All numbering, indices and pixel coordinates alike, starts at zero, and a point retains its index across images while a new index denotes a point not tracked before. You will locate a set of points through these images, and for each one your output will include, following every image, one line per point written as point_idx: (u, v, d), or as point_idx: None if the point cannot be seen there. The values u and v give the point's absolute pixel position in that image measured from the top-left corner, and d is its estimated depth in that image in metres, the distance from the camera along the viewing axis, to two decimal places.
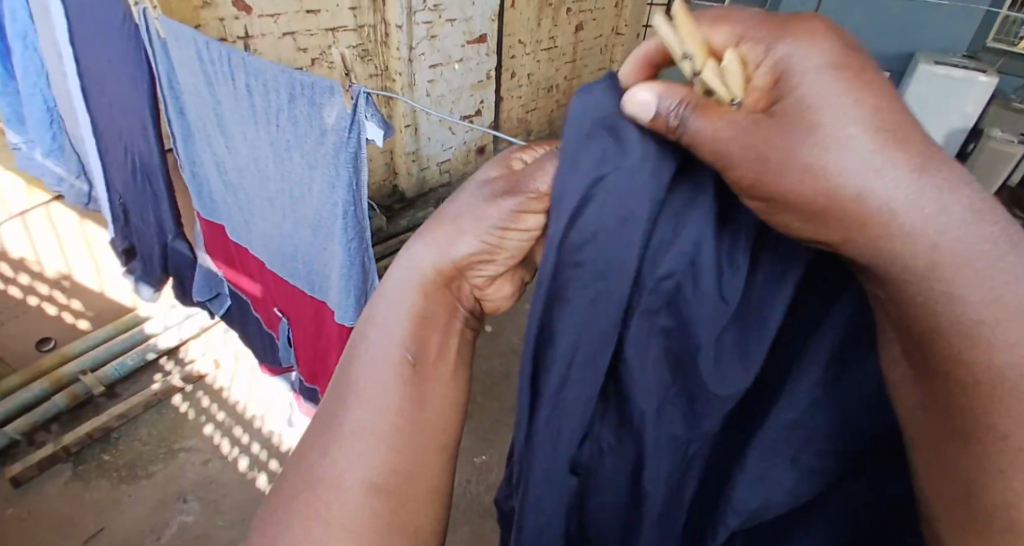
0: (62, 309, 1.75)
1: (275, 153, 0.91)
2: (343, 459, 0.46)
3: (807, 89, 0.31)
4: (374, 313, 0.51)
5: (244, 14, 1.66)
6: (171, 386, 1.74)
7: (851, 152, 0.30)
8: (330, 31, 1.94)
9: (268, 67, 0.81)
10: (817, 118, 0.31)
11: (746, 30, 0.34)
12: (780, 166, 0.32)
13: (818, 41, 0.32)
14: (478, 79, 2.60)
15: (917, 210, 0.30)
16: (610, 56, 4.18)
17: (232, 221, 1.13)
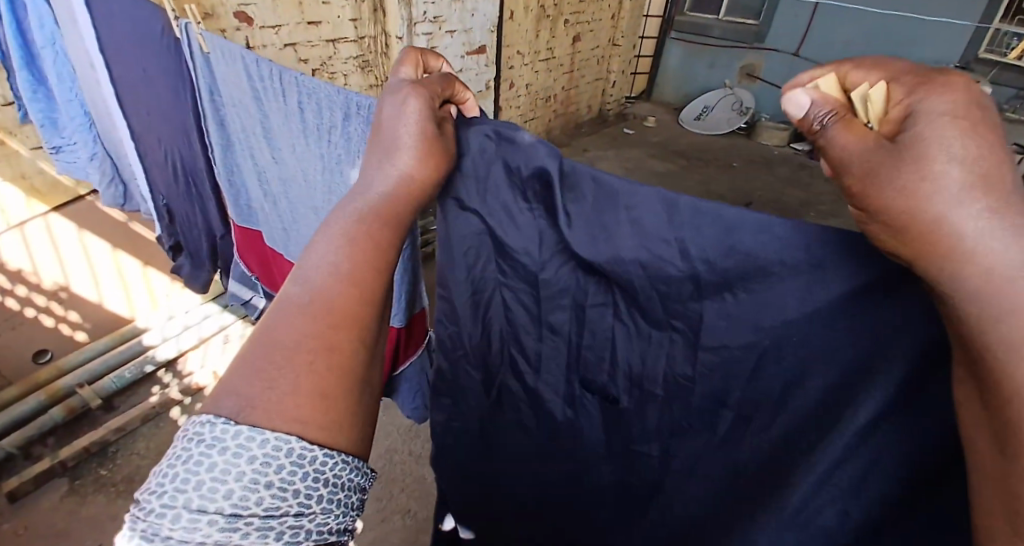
0: (60, 321, 1.65)
1: (325, 166, 0.89)
2: (293, 295, 0.49)
3: (932, 125, 0.35)
4: (319, 239, 0.52)
5: (246, 25, 1.64)
6: (169, 398, 1.75)
7: (952, 191, 0.33)
8: (332, 42, 1.95)
9: (325, 85, 0.80)
10: (933, 151, 0.34)
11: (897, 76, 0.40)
12: (892, 187, 0.35)
13: (960, 91, 0.35)
14: (477, 89, 2.71)
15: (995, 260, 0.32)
16: (606, 66, 4.23)
17: (269, 227, 1.10)
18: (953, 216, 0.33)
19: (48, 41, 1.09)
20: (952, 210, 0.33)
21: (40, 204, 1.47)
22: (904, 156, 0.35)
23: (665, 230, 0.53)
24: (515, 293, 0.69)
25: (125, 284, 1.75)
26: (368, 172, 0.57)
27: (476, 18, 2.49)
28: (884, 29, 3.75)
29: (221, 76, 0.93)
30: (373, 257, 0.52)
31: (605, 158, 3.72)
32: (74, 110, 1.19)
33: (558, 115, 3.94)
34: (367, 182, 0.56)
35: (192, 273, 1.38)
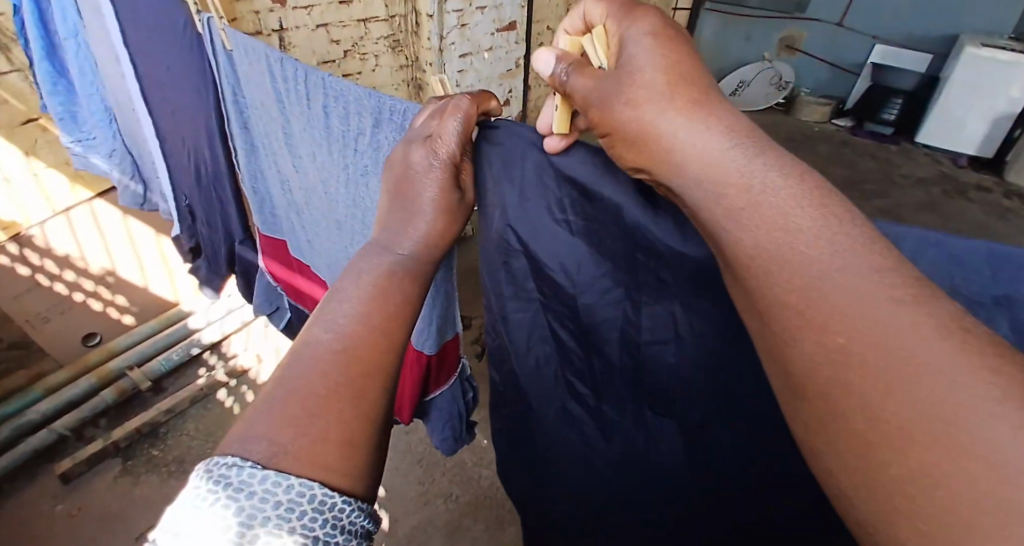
0: (108, 305, 1.69)
1: (348, 177, 0.86)
2: (322, 340, 0.48)
3: (633, 52, 0.49)
4: (341, 288, 0.54)
5: (279, 6, 1.62)
6: (215, 381, 1.78)
7: (652, 99, 0.46)
8: (362, 22, 1.91)
9: (353, 87, 0.77)
10: (639, 69, 0.48)
11: (610, 11, 0.53)
12: (619, 99, 0.48)
13: (648, 22, 0.50)
14: (506, 67, 2.56)
15: (709, 149, 0.42)
16: None
17: (293, 236, 1.08)
18: (661, 122, 0.45)
19: (71, 33, 1.06)
20: (656, 118, 0.46)
21: (84, 190, 1.49)
22: (618, 78, 0.49)
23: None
24: (557, 315, 0.71)
25: (171, 270, 1.80)
26: (394, 224, 0.60)
27: None
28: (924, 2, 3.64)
29: (244, 76, 0.89)
30: (390, 308, 0.52)
31: None
32: (94, 104, 1.16)
33: None
34: (389, 233, 0.59)
35: (207, 276, 1.36)
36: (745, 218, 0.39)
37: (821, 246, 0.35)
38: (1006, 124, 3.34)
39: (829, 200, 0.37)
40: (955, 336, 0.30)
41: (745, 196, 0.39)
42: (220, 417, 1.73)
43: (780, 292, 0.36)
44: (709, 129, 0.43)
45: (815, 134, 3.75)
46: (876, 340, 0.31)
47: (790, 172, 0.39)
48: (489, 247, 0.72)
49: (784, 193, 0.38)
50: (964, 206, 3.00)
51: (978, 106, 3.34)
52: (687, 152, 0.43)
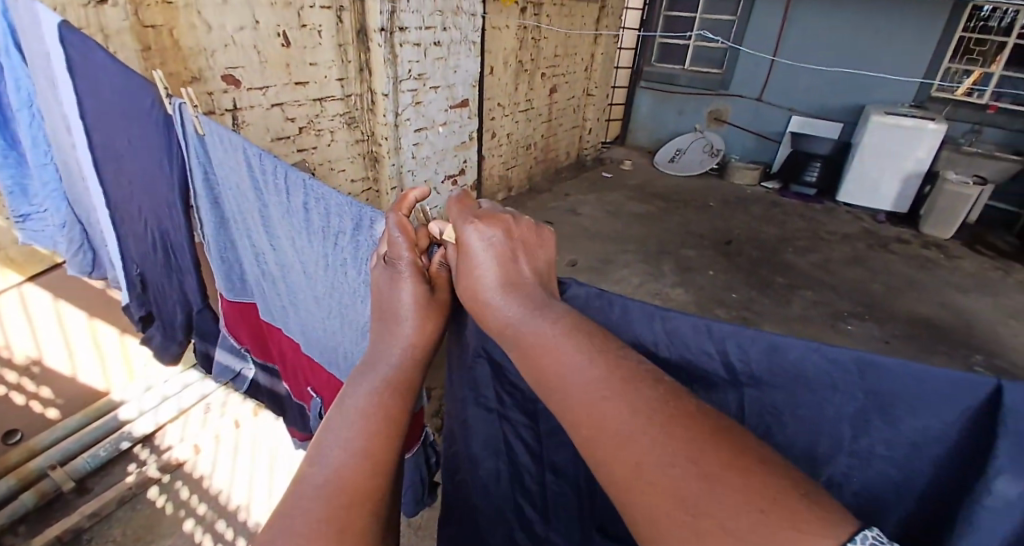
0: (31, 398, 1.54)
1: (327, 263, 0.88)
2: (312, 477, 0.44)
3: (467, 250, 0.54)
4: (332, 420, 0.49)
5: (233, 88, 1.64)
6: (147, 477, 1.62)
7: (481, 290, 0.52)
8: (317, 101, 1.97)
9: (334, 194, 0.83)
10: (470, 267, 0.53)
11: (456, 213, 0.57)
12: (462, 286, 0.55)
13: (480, 225, 0.54)
14: (460, 140, 2.78)
15: (512, 321, 0.49)
16: (582, 115, 4.40)
17: (265, 302, 1.05)
18: (487, 309, 0.51)
19: (24, 103, 1.01)
20: (482, 302, 0.52)
21: (14, 274, 1.39)
22: (461, 266, 0.55)
23: (706, 343, 0.56)
24: (515, 425, 0.72)
25: (101, 353, 1.67)
26: (379, 341, 0.58)
27: (458, 73, 2.59)
28: (830, 79, 4.09)
29: (217, 161, 0.90)
30: (384, 427, 0.49)
31: (587, 202, 3.80)
32: (47, 175, 1.09)
33: (539, 162, 4.02)
34: (375, 353, 0.57)
35: (162, 345, 1.22)
36: (524, 364, 0.45)
37: (573, 380, 0.40)
38: (914, 182, 3.73)
39: (603, 349, 0.42)
40: (699, 452, 0.33)
41: (526, 355, 0.45)
42: (153, 519, 1.56)
43: (559, 408, 0.41)
44: (513, 313, 0.49)
45: (747, 196, 4.06)
46: (637, 449, 0.35)
47: (571, 333, 0.44)
48: (460, 353, 0.74)
49: (561, 350, 0.43)
50: (888, 258, 3.27)
51: (890, 167, 3.73)
52: (503, 328, 0.49)
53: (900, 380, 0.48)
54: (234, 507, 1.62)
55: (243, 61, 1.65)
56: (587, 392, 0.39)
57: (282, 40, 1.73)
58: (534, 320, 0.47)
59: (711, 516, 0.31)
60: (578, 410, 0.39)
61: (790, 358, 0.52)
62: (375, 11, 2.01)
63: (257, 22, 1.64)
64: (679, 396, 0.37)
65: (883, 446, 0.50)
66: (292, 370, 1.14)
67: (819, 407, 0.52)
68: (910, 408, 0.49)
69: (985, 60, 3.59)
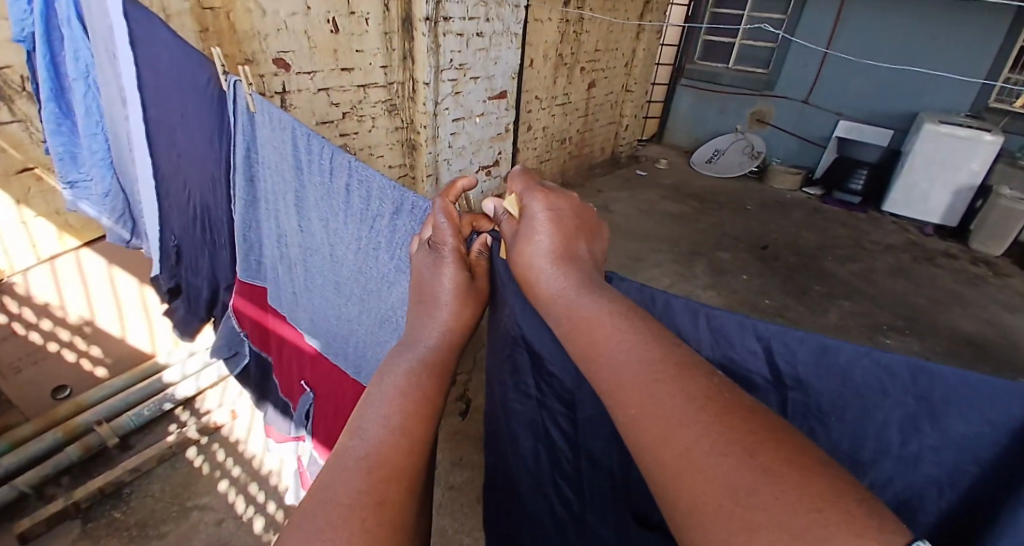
0: (81, 356, 1.64)
1: (359, 245, 0.91)
2: (352, 449, 0.46)
3: (529, 218, 0.59)
4: (370, 398, 0.51)
5: (282, 71, 1.70)
6: (186, 438, 1.72)
7: (535, 253, 0.55)
8: (362, 87, 2.01)
9: (378, 176, 0.84)
10: (531, 232, 0.57)
11: (521, 188, 0.63)
12: (515, 252, 0.58)
13: (540, 200, 0.60)
14: (496, 132, 2.80)
15: (563, 295, 0.50)
16: (620, 111, 4.35)
17: (277, 288, 1.09)
18: (540, 274, 0.54)
19: (81, 74, 1.07)
20: (535, 271, 0.55)
21: (72, 239, 1.47)
22: (520, 231, 0.59)
23: (751, 341, 0.58)
24: (553, 413, 0.75)
25: (149, 318, 1.76)
26: (417, 320, 0.61)
27: (498, 65, 2.60)
28: (882, 83, 3.92)
29: (263, 140, 0.93)
30: (418, 405, 0.50)
31: (620, 199, 3.77)
32: (96, 145, 1.15)
33: (573, 157, 4.00)
34: (409, 337, 0.59)
35: (184, 319, 1.32)
36: (574, 341, 0.46)
37: (620, 366, 0.41)
38: (966, 195, 3.56)
39: (654, 336, 0.43)
40: (740, 447, 0.33)
41: (577, 330, 0.46)
42: (188, 478, 1.65)
43: (604, 388, 0.42)
44: (564, 283, 0.52)
45: (787, 201, 3.95)
46: (681, 440, 0.35)
47: (617, 313, 0.45)
48: (507, 343, 0.76)
49: (610, 327, 0.44)
50: (934, 272, 3.13)
51: (941, 179, 3.57)
52: (554, 301, 0.51)
53: (954, 385, 0.49)
54: (265, 472, 1.70)
55: (294, 47, 1.70)
56: (615, 374, 0.41)
57: (330, 26, 1.78)
58: (583, 298, 0.49)
59: (747, 506, 0.30)
60: (609, 389, 0.41)
61: (838, 363, 0.54)
62: (421, 1, 2.03)
63: (308, 8, 1.68)
64: (733, 395, 0.37)
65: (931, 451, 0.50)
66: (287, 361, 1.20)
67: (866, 410, 0.52)
68: (958, 412, 0.48)
69: None
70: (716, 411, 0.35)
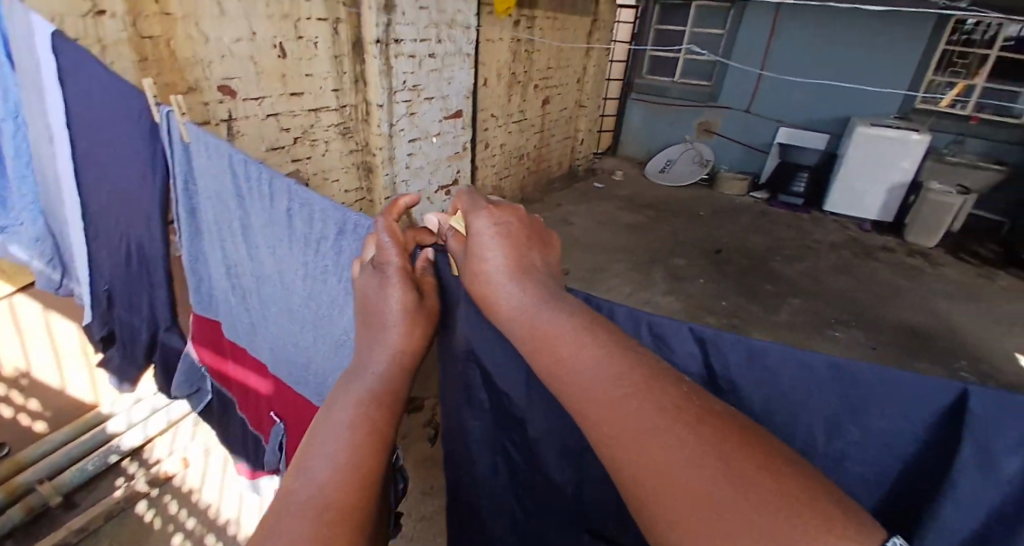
0: (18, 411, 1.51)
1: (307, 271, 0.87)
2: (298, 495, 0.42)
3: (474, 231, 0.55)
4: (315, 437, 0.48)
5: (228, 98, 1.65)
6: (135, 491, 1.60)
7: (491, 268, 0.52)
8: (312, 112, 1.97)
9: (320, 198, 0.82)
10: (480, 247, 0.53)
11: (463, 199, 0.58)
12: (468, 270, 0.54)
13: (485, 212, 0.55)
14: (453, 151, 2.80)
15: (522, 308, 0.48)
16: (574, 126, 4.44)
17: (232, 321, 1.04)
18: (494, 291, 0.51)
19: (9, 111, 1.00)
20: (491, 285, 0.52)
21: (5, 284, 1.37)
22: (468, 248, 0.55)
23: (688, 347, 0.58)
24: (513, 440, 0.73)
25: (90, 365, 1.64)
26: (370, 344, 0.58)
27: (452, 84, 2.61)
28: (815, 92, 4.16)
29: (201, 170, 0.90)
30: (370, 438, 0.48)
31: (580, 212, 3.83)
32: (25, 186, 1.08)
33: (531, 172, 4.04)
34: (360, 364, 0.56)
35: (119, 367, 1.23)
36: (539, 355, 0.44)
37: (588, 377, 0.39)
38: (898, 193, 3.80)
39: (616, 344, 0.41)
40: (713, 454, 0.33)
41: (540, 344, 0.44)
42: (137, 535, 1.53)
43: (571, 401, 0.40)
44: (523, 296, 0.49)
45: (736, 206, 4.12)
46: (652, 452, 0.34)
47: (580, 324, 0.43)
48: (456, 366, 0.74)
49: (563, 333, 0.43)
50: (874, 266, 3.31)
51: (874, 179, 3.80)
52: (512, 315, 0.48)
53: (874, 384, 0.50)
54: (223, 521, 1.60)
55: (240, 72, 1.65)
56: (582, 387, 0.39)
57: (277, 51, 1.74)
58: (543, 309, 0.46)
59: (723, 515, 0.30)
60: (575, 402, 0.40)
61: (766, 363, 0.53)
62: (370, 24, 2.03)
63: (254, 34, 1.65)
64: (701, 402, 0.36)
65: (870, 455, 0.51)
66: (253, 394, 1.11)
67: (795, 411, 0.53)
68: (878, 409, 0.50)
69: (968, 72, 3.68)
70: (686, 419, 0.34)
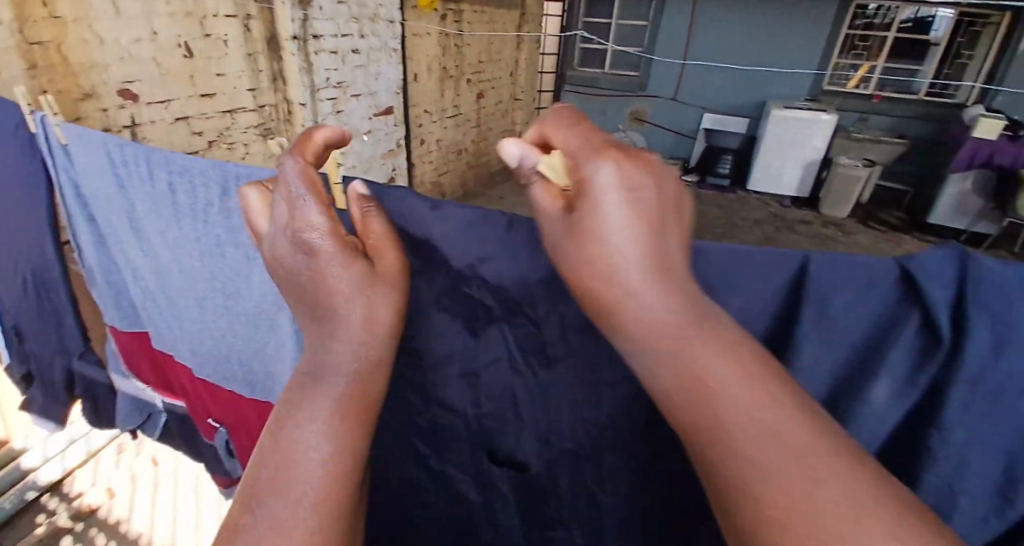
0: None
1: (204, 249, 0.81)
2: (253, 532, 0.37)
3: (602, 195, 0.38)
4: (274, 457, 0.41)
5: (130, 103, 1.54)
6: (57, 527, 1.54)
7: (616, 249, 0.38)
8: (228, 113, 1.87)
9: (195, 160, 0.73)
10: (603, 218, 0.38)
11: (578, 146, 0.41)
12: (576, 243, 0.40)
13: (628, 162, 0.39)
14: (386, 148, 2.76)
15: (657, 315, 0.37)
16: (511, 119, 4.47)
17: (155, 327, 0.97)
18: (620, 278, 0.38)
19: None
20: (611, 268, 0.38)
21: None
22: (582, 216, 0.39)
23: None
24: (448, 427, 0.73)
25: None
26: (339, 334, 0.45)
27: (380, 80, 2.57)
28: (734, 78, 4.40)
29: (83, 168, 0.83)
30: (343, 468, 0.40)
31: (521, 204, 3.87)
32: None
33: (471, 167, 4.03)
34: (327, 364, 0.44)
35: (43, 406, 1.17)
36: (687, 381, 0.35)
37: (751, 428, 0.32)
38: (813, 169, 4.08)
39: (781, 391, 0.34)
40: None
41: (691, 378, 0.35)
42: None
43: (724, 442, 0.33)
44: (660, 299, 0.37)
45: None
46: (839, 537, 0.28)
47: (744, 357, 0.36)
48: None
49: (696, 340, 0.36)
50: (795, 239, 3.55)
51: (789, 158, 4.08)
52: (639, 317, 0.38)
53: (728, 263, 0.51)
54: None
55: (142, 74, 1.55)
56: (734, 405, 0.33)
57: (183, 50, 1.65)
58: (687, 325, 0.37)
59: None
60: (715, 418, 0.34)
61: None
62: (285, 18, 1.97)
63: (155, 34, 1.56)
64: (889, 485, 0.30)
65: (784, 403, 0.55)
66: (190, 400, 1.06)
67: None
68: (735, 289, 0.52)
69: (869, 54, 4.00)
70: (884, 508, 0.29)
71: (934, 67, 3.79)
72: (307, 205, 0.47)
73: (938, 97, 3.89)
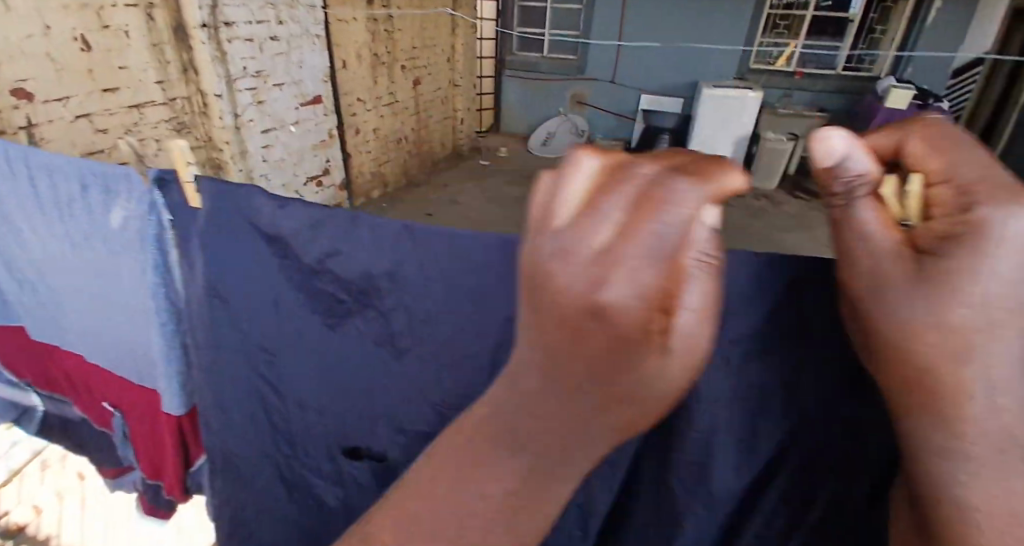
0: None
1: (78, 245, 0.82)
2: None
3: (992, 256, 0.36)
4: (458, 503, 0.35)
5: (25, 102, 1.41)
6: None
7: (983, 314, 0.36)
8: (135, 107, 1.75)
9: (55, 158, 0.76)
10: (983, 278, 0.36)
11: (981, 196, 0.37)
12: (933, 285, 0.37)
13: None
14: (318, 138, 2.67)
15: (989, 386, 0.36)
16: (452, 106, 4.41)
17: (43, 321, 0.97)
18: (975, 341, 0.36)
19: None
20: (966, 327, 0.36)
21: None
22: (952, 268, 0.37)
23: (403, 239, 0.65)
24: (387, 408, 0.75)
25: None
26: (558, 417, 0.32)
27: (304, 68, 2.47)
28: (668, 59, 4.50)
29: None
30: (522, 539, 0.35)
31: (466, 190, 3.85)
32: None
33: (413, 155, 3.95)
34: (515, 426, 0.34)
35: None
36: (977, 443, 0.37)
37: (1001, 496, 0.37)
38: (744, 144, 4.26)
39: None
40: None
41: (1000, 447, 0.37)
42: None
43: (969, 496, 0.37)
44: (1006, 375, 0.36)
45: (612, 171, 4.38)
46: None
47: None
48: (200, 302, 0.75)
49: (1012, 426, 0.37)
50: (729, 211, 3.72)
51: (723, 134, 4.22)
52: (973, 381, 0.36)
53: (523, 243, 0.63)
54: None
55: (36, 71, 1.43)
56: (1000, 440, 0.37)
57: (78, 43, 1.53)
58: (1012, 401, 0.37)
59: None
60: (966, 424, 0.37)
61: (450, 242, 0.64)
62: (192, 6, 1.83)
63: (47, 28, 1.43)
64: None
65: None
66: (84, 394, 1.02)
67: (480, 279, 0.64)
68: None
69: (789, 33, 4.17)
70: None
71: (851, 45, 4.04)
72: (617, 246, 0.29)
73: (853, 71, 4.14)
